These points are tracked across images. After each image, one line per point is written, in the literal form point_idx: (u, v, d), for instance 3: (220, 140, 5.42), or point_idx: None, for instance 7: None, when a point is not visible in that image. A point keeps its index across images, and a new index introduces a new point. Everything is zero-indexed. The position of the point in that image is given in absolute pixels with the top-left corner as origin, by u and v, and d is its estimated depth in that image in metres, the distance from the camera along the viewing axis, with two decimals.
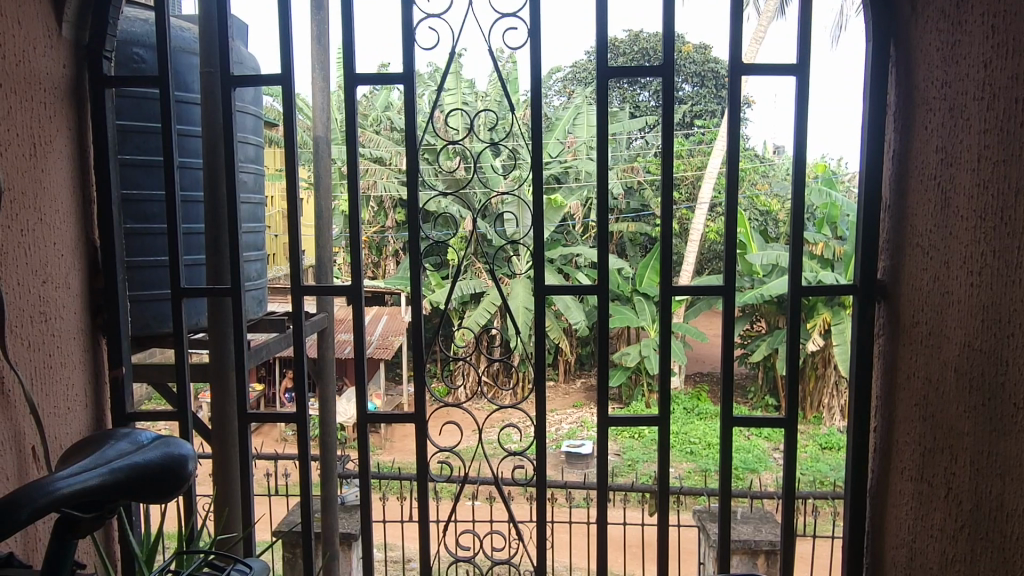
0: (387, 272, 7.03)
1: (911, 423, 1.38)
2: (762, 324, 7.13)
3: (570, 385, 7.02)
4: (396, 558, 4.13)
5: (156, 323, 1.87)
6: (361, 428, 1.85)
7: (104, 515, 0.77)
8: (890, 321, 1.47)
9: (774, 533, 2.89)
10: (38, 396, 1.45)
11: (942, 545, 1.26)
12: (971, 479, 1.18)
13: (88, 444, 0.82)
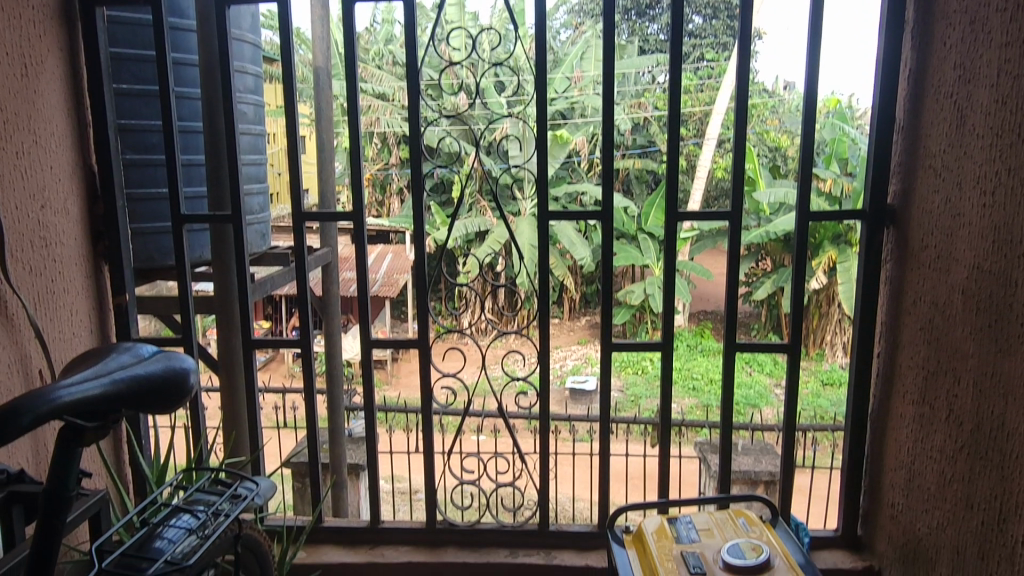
0: (392, 212, 6.72)
1: (915, 347, 1.37)
2: (768, 262, 7.10)
3: (574, 322, 6.99)
4: (404, 489, 4.24)
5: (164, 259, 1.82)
6: (367, 358, 1.86)
7: (109, 425, 0.78)
8: (898, 246, 1.45)
9: (773, 463, 2.94)
10: (42, 322, 1.45)
11: (941, 466, 1.27)
12: (973, 400, 1.18)
13: (88, 356, 0.81)
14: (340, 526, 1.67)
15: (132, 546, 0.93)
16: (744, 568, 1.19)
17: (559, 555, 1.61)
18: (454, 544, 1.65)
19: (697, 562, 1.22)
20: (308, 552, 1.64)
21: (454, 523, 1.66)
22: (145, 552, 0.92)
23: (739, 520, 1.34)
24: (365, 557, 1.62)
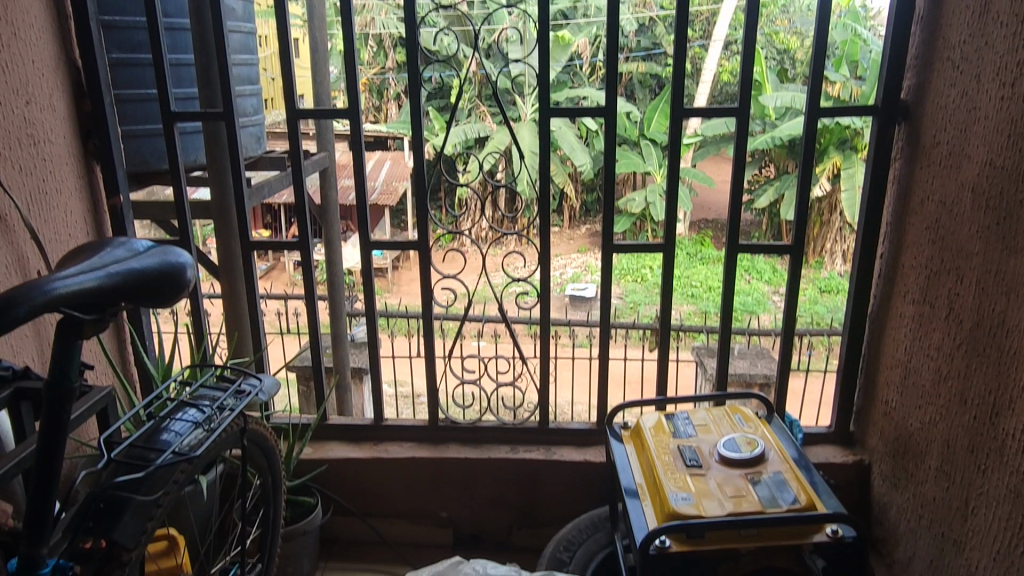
0: (390, 117, 6.64)
1: (920, 247, 1.36)
2: (771, 169, 7.00)
3: (575, 231, 6.96)
4: (406, 393, 4.33)
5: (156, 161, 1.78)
6: (366, 260, 1.85)
7: (106, 319, 0.77)
8: (909, 143, 1.41)
9: (768, 367, 2.98)
10: (37, 222, 1.43)
11: (938, 363, 1.29)
12: (974, 298, 1.17)
13: (81, 250, 0.80)
14: (344, 424, 1.71)
15: (140, 437, 0.94)
16: (740, 462, 1.22)
17: (559, 451, 1.65)
18: (456, 441, 1.69)
19: (693, 456, 1.25)
20: (314, 448, 1.68)
21: (456, 422, 1.69)
22: (153, 444, 0.94)
23: (736, 416, 1.37)
24: (369, 453, 1.66)
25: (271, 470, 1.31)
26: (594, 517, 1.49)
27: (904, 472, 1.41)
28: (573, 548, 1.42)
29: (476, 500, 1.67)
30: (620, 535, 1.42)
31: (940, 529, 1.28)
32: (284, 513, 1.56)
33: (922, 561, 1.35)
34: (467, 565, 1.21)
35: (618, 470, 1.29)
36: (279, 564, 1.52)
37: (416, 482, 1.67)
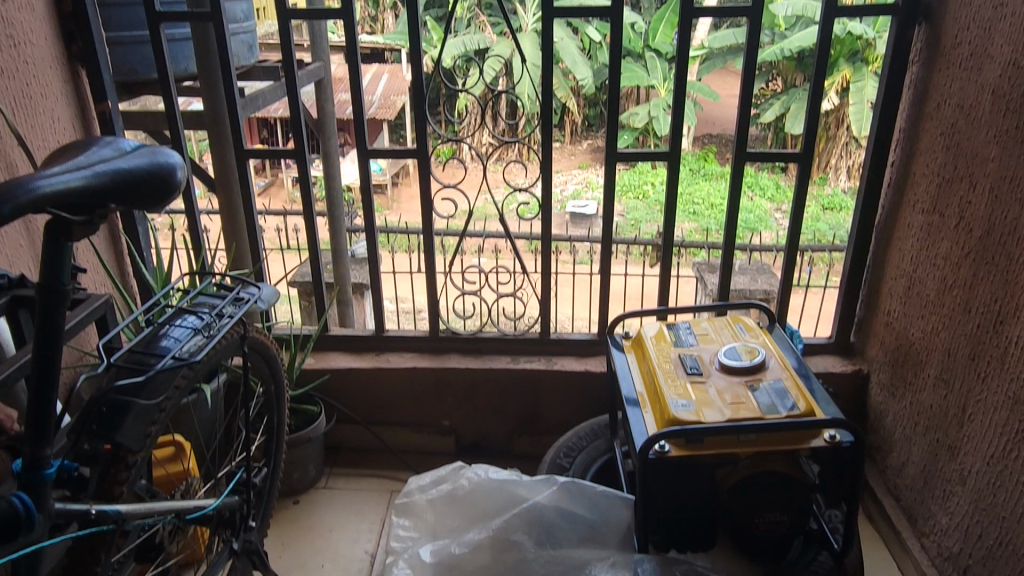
0: (385, 28, 6.40)
1: (933, 154, 1.32)
2: (779, 82, 6.79)
3: (576, 147, 6.82)
4: (406, 309, 4.33)
5: (143, 68, 1.72)
6: (364, 170, 1.81)
7: (96, 222, 0.75)
8: (929, 44, 1.35)
9: (768, 283, 2.97)
10: (23, 128, 1.39)
11: (944, 273, 1.27)
12: (987, 205, 1.15)
13: (65, 149, 0.77)
14: (346, 335, 1.71)
15: (139, 342, 0.93)
16: (741, 369, 1.22)
17: (560, 361, 1.66)
18: (456, 352, 1.70)
19: (694, 364, 1.25)
20: (317, 358, 1.69)
21: (456, 332, 1.69)
22: (152, 349, 0.93)
23: (737, 326, 1.36)
24: (371, 364, 1.67)
25: (274, 377, 1.30)
26: (595, 424, 1.52)
27: (902, 380, 1.42)
28: (574, 454, 1.45)
29: (477, 409, 1.69)
30: (619, 441, 1.44)
31: (935, 435, 1.30)
32: (289, 421, 1.58)
33: (916, 467, 1.37)
34: (469, 470, 1.22)
35: (618, 378, 1.30)
36: (285, 469, 1.55)
37: (417, 391, 1.68)
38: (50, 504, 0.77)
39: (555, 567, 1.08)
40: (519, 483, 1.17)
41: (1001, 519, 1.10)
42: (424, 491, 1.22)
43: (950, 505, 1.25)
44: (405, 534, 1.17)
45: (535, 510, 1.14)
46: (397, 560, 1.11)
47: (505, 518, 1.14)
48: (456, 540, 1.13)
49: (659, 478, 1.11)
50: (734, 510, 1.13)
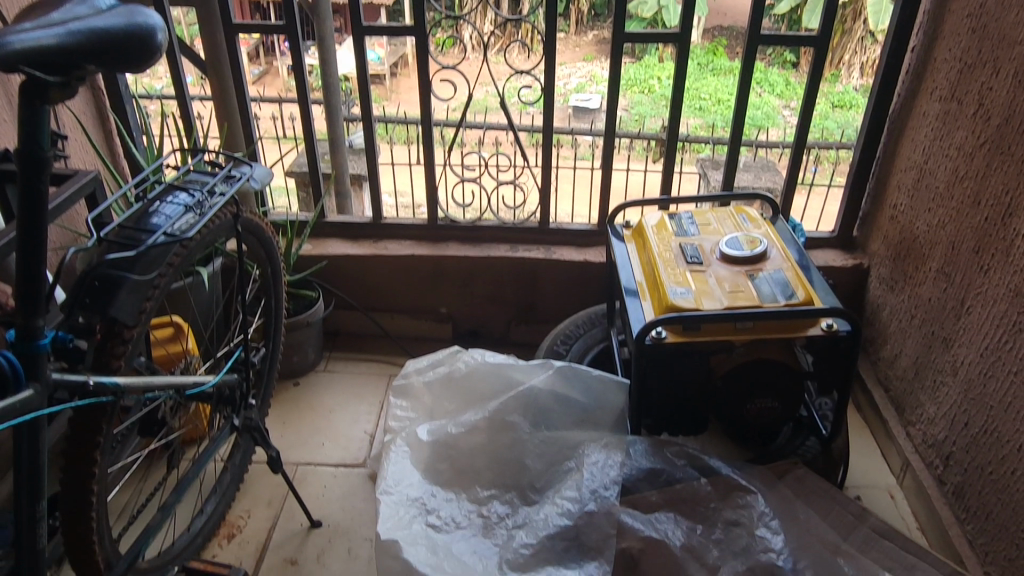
0: None
1: (957, 38, 1.25)
2: None
3: None
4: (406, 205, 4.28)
5: None
6: (359, 50, 1.73)
7: (73, 84, 0.71)
8: None
9: (773, 181, 2.91)
10: None
11: (956, 164, 1.24)
12: (1009, 93, 1.10)
13: (36, 7, 0.72)
14: (343, 221, 1.69)
15: (129, 218, 0.91)
16: (742, 259, 1.21)
17: (559, 251, 1.64)
18: (455, 240, 1.70)
19: (694, 253, 1.24)
20: (313, 245, 1.68)
21: (455, 221, 1.69)
22: (142, 226, 0.91)
23: (740, 217, 1.34)
24: (369, 250, 1.66)
25: (271, 259, 1.28)
26: (592, 313, 1.52)
27: (903, 274, 1.41)
28: (570, 342, 1.46)
29: (475, 297, 1.70)
30: (615, 330, 1.45)
31: (931, 328, 1.30)
32: (287, 306, 1.59)
33: (908, 359, 1.39)
34: (466, 354, 1.22)
35: (617, 267, 1.29)
36: (283, 353, 1.57)
37: (415, 278, 1.68)
38: (48, 374, 0.77)
39: (550, 447, 1.10)
40: (516, 367, 1.18)
41: (989, 408, 1.12)
42: (422, 375, 1.22)
43: (939, 395, 1.27)
44: (403, 414, 1.18)
45: (531, 393, 1.15)
46: (395, 436, 1.12)
47: (501, 399, 1.14)
48: (453, 420, 1.13)
49: (656, 363, 1.11)
50: (727, 397, 1.15)
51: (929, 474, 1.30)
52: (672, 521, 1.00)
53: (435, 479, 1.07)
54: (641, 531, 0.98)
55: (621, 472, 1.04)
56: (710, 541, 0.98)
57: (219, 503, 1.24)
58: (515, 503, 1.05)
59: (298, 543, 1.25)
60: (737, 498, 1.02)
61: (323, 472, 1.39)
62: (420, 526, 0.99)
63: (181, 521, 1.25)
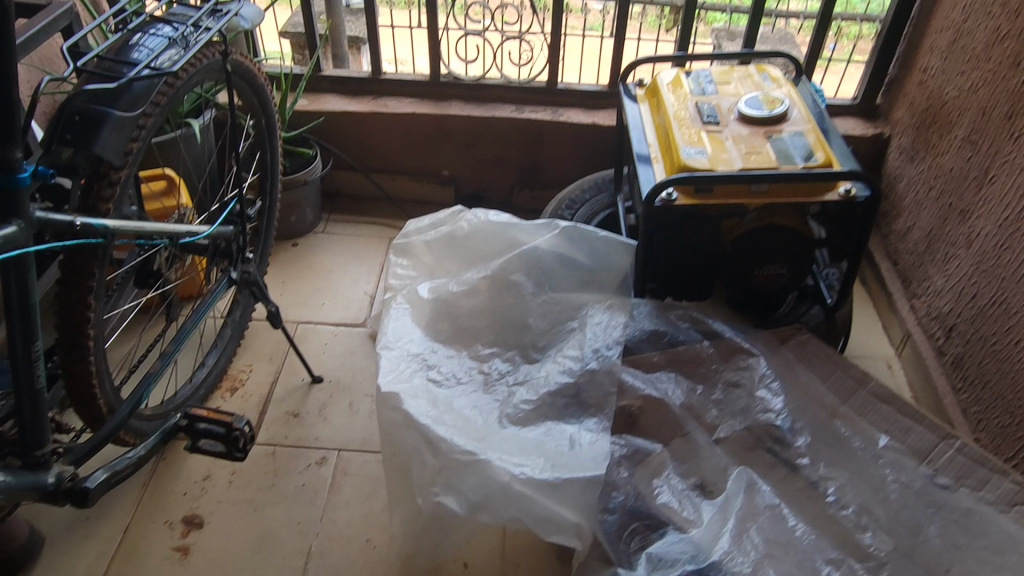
0: None
1: None
2: None
3: None
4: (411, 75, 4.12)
5: None
6: None
7: None
8: None
9: None
10: None
11: (998, 22, 1.15)
12: None
13: None
14: (342, 76, 1.61)
15: (108, 49, 0.84)
16: (761, 120, 1.15)
17: (567, 113, 1.57)
18: (458, 99, 1.62)
19: (711, 112, 1.17)
20: (311, 100, 1.60)
21: (456, 78, 1.60)
22: (123, 58, 0.84)
23: (762, 77, 1.26)
24: (369, 107, 1.59)
25: (264, 108, 1.21)
26: (600, 178, 1.47)
27: (925, 143, 1.36)
28: (575, 208, 1.42)
29: (479, 160, 1.64)
30: (622, 196, 1.40)
31: (948, 199, 1.26)
32: (284, 164, 1.54)
33: (921, 231, 1.35)
34: (467, 214, 1.18)
35: (629, 128, 1.24)
36: (282, 212, 1.53)
37: (416, 137, 1.61)
38: (29, 211, 0.73)
39: (553, 308, 1.09)
40: (520, 228, 1.15)
41: (1000, 279, 1.10)
42: (422, 235, 1.19)
43: (950, 267, 1.25)
44: (403, 273, 1.17)
45: (535, 254, 1.12)
46: (394, 294, 1.11)
47: (504, 259, 1.12)
48: (455, 279, 1.11)
49: (665, 226, 1.08)
50: (736, 262, 1.12)
51: (929, 346, 1.30)
52: (673, 382, 1.00)
53: (436, 336, 1.07)
54: (641, 390, 0.99)
55: (624, 334, 1.03)
56: (710, 401, 0.98)
57: (221, 356, 1.24)
58: (516, 361, 1.05)
59: (300, 398, 1.27)
60: (739, 360, 1.01)
61: (324, 331, 1.39)
62: (421, 380, 0.99)
63: (183, 373, 1.26)
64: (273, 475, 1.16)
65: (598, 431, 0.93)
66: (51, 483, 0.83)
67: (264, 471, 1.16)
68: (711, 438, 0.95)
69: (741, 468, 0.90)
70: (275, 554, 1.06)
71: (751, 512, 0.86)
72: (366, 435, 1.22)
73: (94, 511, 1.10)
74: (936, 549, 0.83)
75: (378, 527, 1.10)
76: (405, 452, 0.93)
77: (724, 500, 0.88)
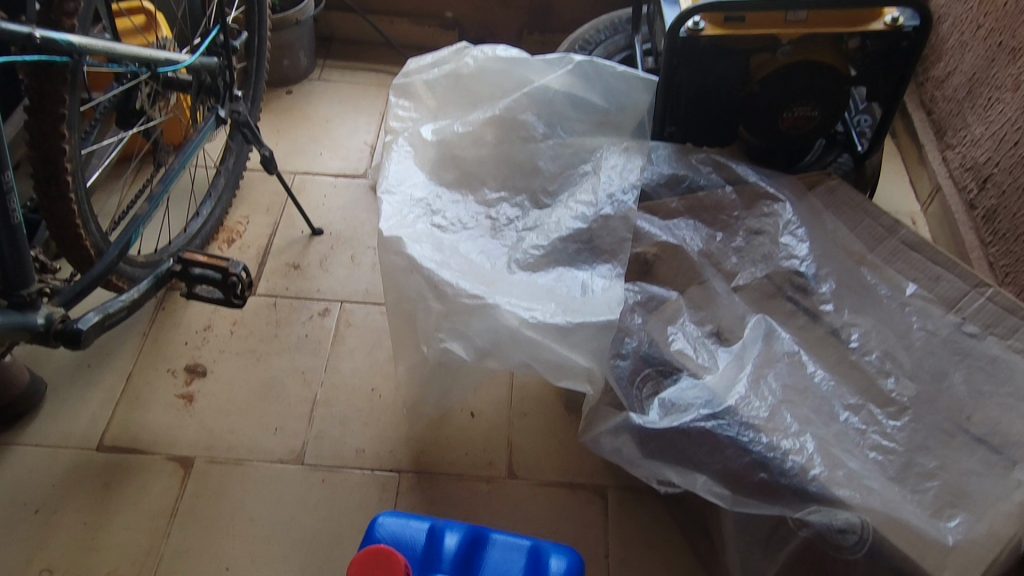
0: None
1: None
2: None
3: None
4: None
5: None
6: None
7: None
8: None
9: None
10: None
11: None
12: None
13: None
14: None
15: None
16: None
17: None
18: None
19: None
20: None
21: None
22: None
23: None
24: None
25: None
26: (618, 18, 1.35)
27: None
28: (589, 49, 1.31)
29: None
30: (640, 36, 1.27)
31: (998, 38, 1.15)
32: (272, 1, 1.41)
33: (963, 76, 1.25)
34: (469, 52, 1.06)
35: None
36: (273, 55, 1.43)
37: None
38: None
39: (565, 151, 1.02)
40: (528, 64, 1.05)
41: None
42: (424, 74, 1.07)
43: (992, 114, 1.16)
44: (405, 115, 1.05)
45: (545, 94, 1.04)
46: (397, 135, 1.02)
47: (511, 98, 1.03)
48: (459, 120, 1.03)
49: (688, 61, 0.99)
50: (763, 104, 1.03)
51: (959, 199, 1.23)
52: (691, 229, 0.95)
53: (441, 179, 1.00)
54: (658, 237, 0.94)
55: (641, 178, 0.97)
56: (729, 248, 0.93)
57: (216, 207, 1.18)
58: (526, 206, 0.99)
59: (299, 249, 1.22)
60: (763, 207, 0.95)
61: (323, 182, 1.33)
62: (425, 226, 0.93)
63: (176, 221, 1.20)
64: (275, 326, 1.13)
65: (611, 278, 0.88)
66: (40, 325, 0.79)
67: (266, 322, 1.14)
68: (729, 286, 0.90)
69: (760, 316, 0.87)
70: (281, 402, 1.05)
71: (769, 359, 0.83)
72: (370, 287, 1.19)
73: (94, 360, 1.08)
74: (960, 395, 0.80)
75: (384, 377, 1.08)
76: (409, 297, 0.89)
77: (741, 347, 0.85)
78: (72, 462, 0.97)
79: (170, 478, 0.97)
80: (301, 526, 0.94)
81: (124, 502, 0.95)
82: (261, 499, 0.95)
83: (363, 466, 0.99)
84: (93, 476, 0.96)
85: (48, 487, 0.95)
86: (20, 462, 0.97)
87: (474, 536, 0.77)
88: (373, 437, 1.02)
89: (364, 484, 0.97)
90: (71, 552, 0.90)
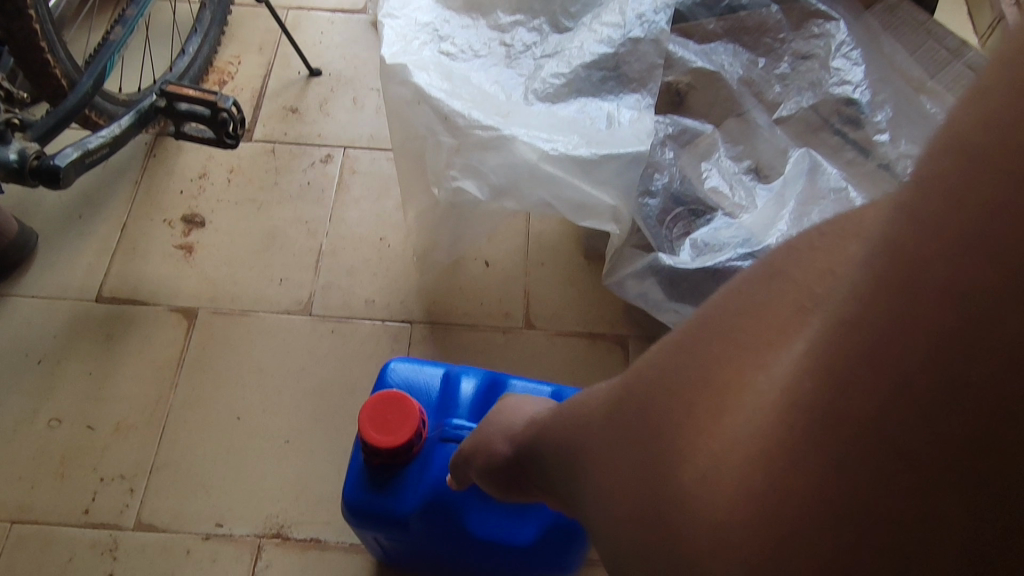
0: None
1: None
2: None
3: None
4: None
5: None
6: None
7: None
8: None
9: None
10: None
11: None
12: None
13: None
14: None
15: None
16: None
17: None
18: None
19: None
20: None
21: None
22: None
23: None
24: None
25: None
26: None
27: None
28: None
29: None
30: None
31: None
32: None
33: None
34: None
35: None
36: None
37: None
38: None
39: None
40: None
41: None
42: None
43: None
44: None
45: None
46: None
47: None
48: None
49: None
50: None
51: None
52: (730, 54, 0.84)
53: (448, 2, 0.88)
54: (692, 62, 0.83)
55: None
56: (772, 76, 0.84)
57: (203, 44, 1.08)
58: (544, 32, 0.88)
59: (297, 92, 1.13)
60: (812, 27, 0.83)
61: (319, 19, 1.21)
62: (431, 54, 0.83)
63: (160, 61, 1.10)
64: (274, 174, 1.06)
65: (640, 109, 0.79)
66: (15, 160, 0.71)
67: (265, 169, 1.06)
68: (771, 118, 0.82)
69: (804, 150, 0.79)
70: (285, 252, 0.99)
71: (814, 196, 0.76)
72: (375, 132, 1.10)
73: (85, 210, 1.01)
74: None
75: (393, 226, 1.02)
76: (417, 133, 0.80)
77: (782, 185, 0.78)
78: (71, 313, 0.93)
79: (175, 330, 0.93)
80: (312, 376, 0.91)
81: (129, 353, 0.91)
82: (270, 350, 0.92)
83: (373, 316, 0.95)
84: (94, 327, 0.93)
85: (50, 339, 0.92)
86: (19, 313, 0.93)
87: (492, 382, 0.73)
88: (384, 287, 0.97)
89: (375, 335, 0.93)
90: (79, 402, 0.88)
